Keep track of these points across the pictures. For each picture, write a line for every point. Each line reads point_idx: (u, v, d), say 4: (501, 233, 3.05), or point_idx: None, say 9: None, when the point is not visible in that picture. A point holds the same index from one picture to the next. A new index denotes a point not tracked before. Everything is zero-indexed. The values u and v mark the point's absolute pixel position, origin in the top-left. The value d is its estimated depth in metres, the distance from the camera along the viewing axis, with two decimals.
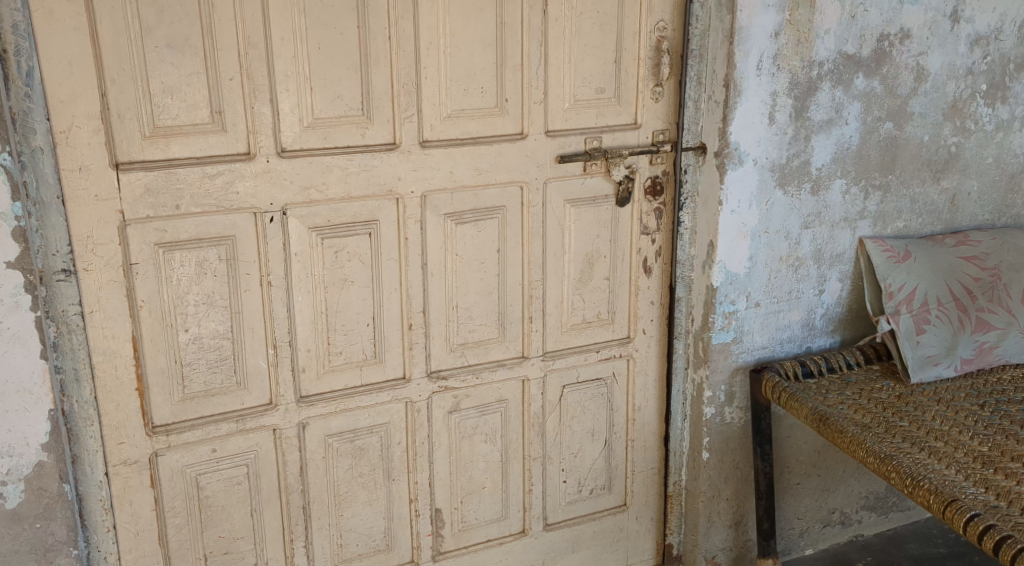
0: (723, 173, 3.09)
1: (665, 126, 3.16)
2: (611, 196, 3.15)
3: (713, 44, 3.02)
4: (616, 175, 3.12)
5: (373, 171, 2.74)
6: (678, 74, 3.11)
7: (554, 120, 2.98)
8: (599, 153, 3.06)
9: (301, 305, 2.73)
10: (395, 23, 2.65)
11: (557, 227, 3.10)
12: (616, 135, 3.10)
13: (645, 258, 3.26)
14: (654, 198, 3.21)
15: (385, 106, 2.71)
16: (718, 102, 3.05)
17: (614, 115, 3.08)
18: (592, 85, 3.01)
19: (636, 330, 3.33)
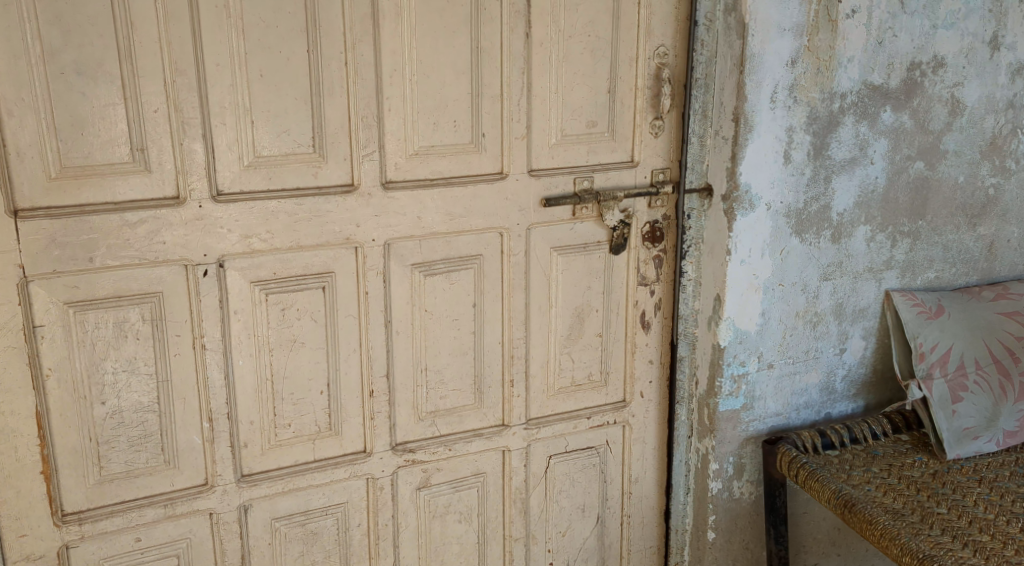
0: (732, 218, 2.72)
1: (665, 165, 2.81)
2: (604, 242, 2.80)
3: (720, 73, 2.66)
4: (610, 220, 2.77)
5: (327, 216, 2.38)
6: (680, 107, 2.76)
7: (539, 157, 2.62)
8: (591, 196, 2.71)
9: (242, 371, 2.36)
10: (352, 46, 2.31)
11: (541, 278, 2.73)
12: (609, 174, 2.74)
13: (643, 312, 2.91)
14: (653, 245, 2.86)
15: (341, 142, 2.35)
16: (726, 139, 2.68)
17: (608, 152, 2.72)
18: (581, 118, 2.65)
19: (633, 393, 2.96)
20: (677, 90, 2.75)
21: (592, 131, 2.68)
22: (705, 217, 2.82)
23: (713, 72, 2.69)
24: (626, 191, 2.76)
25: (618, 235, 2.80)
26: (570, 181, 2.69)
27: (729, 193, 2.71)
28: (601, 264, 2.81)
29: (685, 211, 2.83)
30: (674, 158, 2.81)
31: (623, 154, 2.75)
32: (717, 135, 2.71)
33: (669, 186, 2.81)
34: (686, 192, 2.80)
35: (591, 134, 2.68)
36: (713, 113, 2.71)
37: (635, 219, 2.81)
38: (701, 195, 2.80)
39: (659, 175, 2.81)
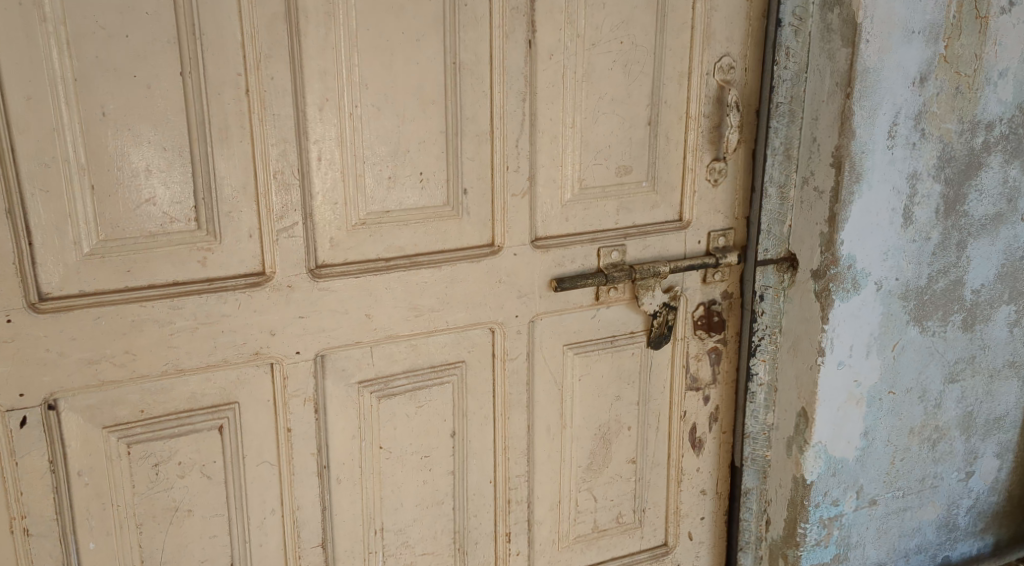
0: (826, 305, 1.91)
1: (726, 225, 2.00)
2: (641, 334, 2.01)
3: (814, 95, 1.84)
4: (648, 306, 1.97)
5: (225, 324, 1.56)
6: (751, 143, 1.94)
7: (547, 220, 1.82)
8: (621, 273, 1.88)
9: (96, 560, 1.56)
10: (258, 64, 1.48)
11: (551, 389, 1.93)
12: (648, 241, 1.93)
13: (694, 426, 2.12)
14: (709, 334, 2.07)
15: (243, 211, 1.53)
16: (821, 192, 1.86)
17: (645, 210, 1.91)
18: (607, 163, 1.84)
19: (679, 536, 2.17)
20: (748, 119, 1.92)
21: (622, 180, 1.87)
22: (785, 300, 2.00)
23: (802, 93, 1.86)
24: (673, 263, 1.95)
25: (659, 323, 2.01)
26: (593, 252, 1.88)
27: (824, 269, 1.89)
28: (634, 364, 2.02)
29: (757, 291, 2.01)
30: (742, 215, 2.00)
31: (666, 212, 1.94)
32: (807, 186, 1.89)
33: (734, 254, 2.00)
34: (759, 266, 1.98)
35: (622, 185, 1.87)
36: (802, 154, 1.89)
37: (682, 300, 2.02)
38: (780, 269, 1.98)
39: (718, 239, 2.00)
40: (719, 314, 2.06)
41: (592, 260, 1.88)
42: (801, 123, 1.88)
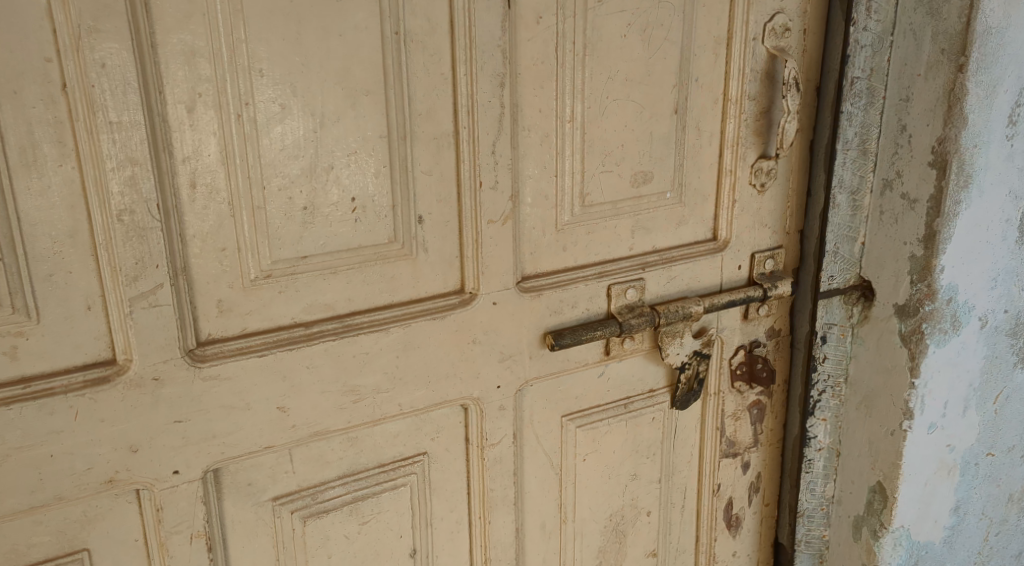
0: (918, 352, 1.41)
1: (775, 243, 1.50)
2: (664, 390, 1.51)
3: (906, 67, 1.33)
4: (674, 357, 1.46)
5: (55, 445, 1.02)
6: (810, 131, 1.42)
7: (535, 253, 1.29)
8: (641, 320, 1.37)
9: None
10: (79, 42, 0.93)
11: (547, 477, 1.42)
12: (674, 271, 1.42)
13: (730, 502, 1.63)
14: (751, 386, 1.58)
15: (72, 273, 0.99)
16: (914, 201, 1.36)
17: (669, 229, 1.41)
18: (618, 170, 1.31)
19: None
20: (809, 100, 1.41)
21: (639, 191, 1.35)
22: (853, 341, 1.51)
23: (886, 63, 1.35)
24: (707, 300, 1.44)
25: (688, 377, 1.50)
26: (601, 291, 1.36)
27: (917, 305, 1.39)
28: (653, 431, 1.52)
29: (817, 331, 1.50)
30: (795, 229, 1.50)
31: (693, 231, 1.43)
32: (893, 192, 1.39)
33: (786, 282, 1.50)
34: (822, 299, 1.48)
35: (638, 199, 1.35)
36: (885, 147, 1.39)
37: (717, 344, 1.52)
38: (848, 302, 1.49)
39: (766, 263, 1.49)
40: (762, 358, 1.56)
41: (598, 302, 1.36)
42: (884, 106, 1.38)
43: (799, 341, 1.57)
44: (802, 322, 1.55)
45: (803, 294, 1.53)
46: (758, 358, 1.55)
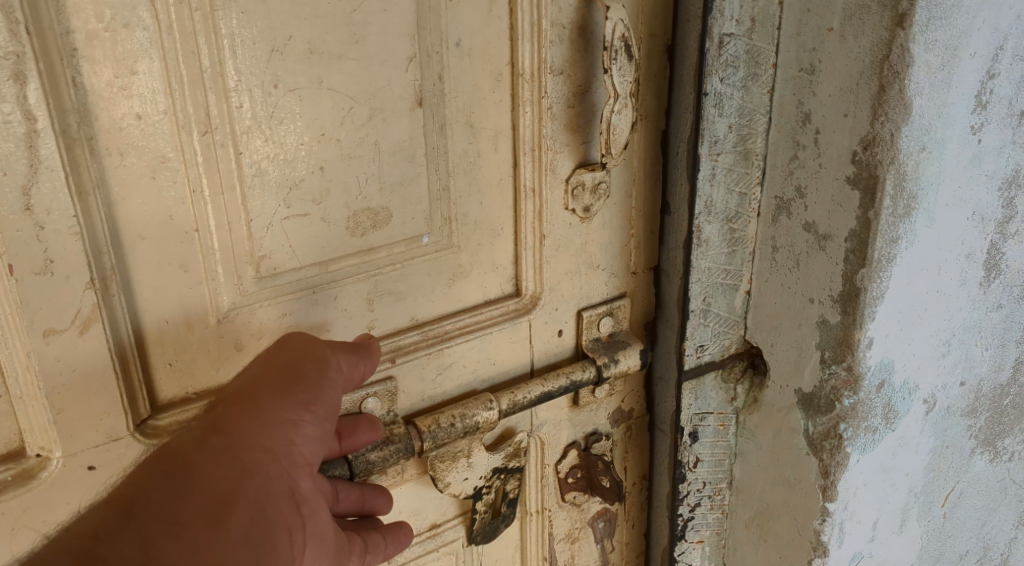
0: (834, 465, 0.91)
1: (613, 292, 0.97)
2: (456, 524, 0.98)
3: (808, 16, 0.81)
4: (461, 486, 0.91)
5: None
6: (661, 121, 0.90)
7: (177, 363, 0.74)
8: (386, 455, 0.82)
9: None
10: None
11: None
12: (448, 359, 0.88)
13: None
14: (591, 495, 1.06)
15: None
16: (825, 236, 0.85)
17: (436, 292, 0.86)
18: (320, 212, 0.75)
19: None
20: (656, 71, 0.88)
21: (368, 240, 0.79)
22: (738, 433, 1.02)
23: (777, 7, 0.82)
24: (506, 400, 0.90)
25: (490, 502, 0.97)
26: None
27: (831, 399, 0.89)
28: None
29: (681, 427, 1.00)
30: (645, 268, 0.98)
31: (480, 285, 0.89)
32: (791, 219, 0.88)
33: (633, 355, 0.97)
34: (687, 381, 0.97)
35: (368, 253, 0.80)
36: (777, 146, 0.87)
37: (534, 447, 1.00)
38: (728, 379, 0.99)
39: (601, 324, 0.97)
40: (605, 459, 1.04)
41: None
42: (774, 80, 0.85)
43: (662, 428, 1.04)
44: (666, 406, 1.02)
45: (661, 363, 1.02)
46: (596, 461, 1.02)
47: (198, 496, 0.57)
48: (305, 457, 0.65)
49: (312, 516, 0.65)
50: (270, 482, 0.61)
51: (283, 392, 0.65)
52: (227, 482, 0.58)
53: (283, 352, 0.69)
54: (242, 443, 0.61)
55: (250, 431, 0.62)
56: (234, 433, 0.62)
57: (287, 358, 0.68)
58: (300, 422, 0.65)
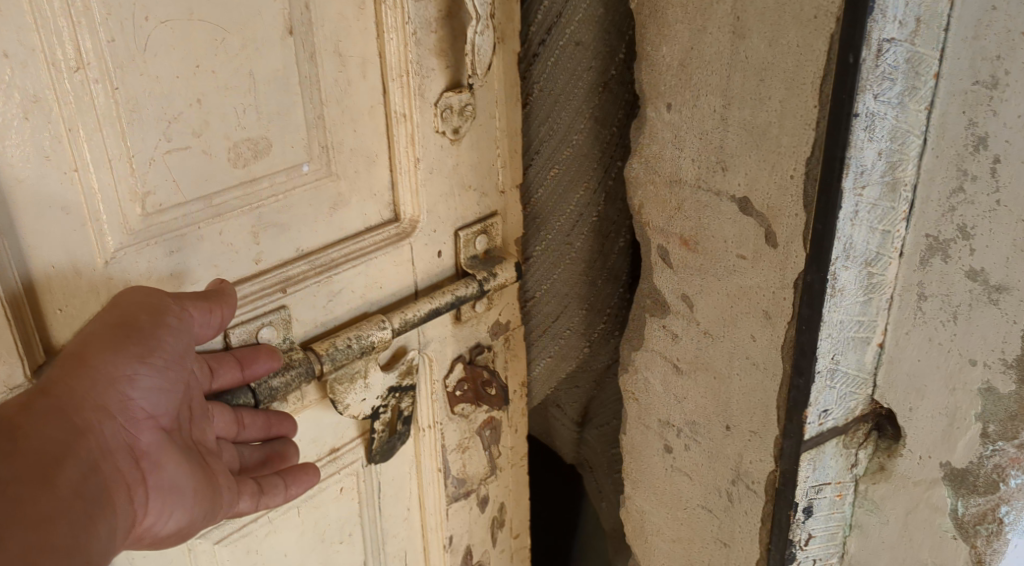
0: (988, 553, 0.87)
1: (486, 210, 1.02)
2: (355, 446, 1.01)
3: (991, 14, 0.71)
4: (359, 407, 0.95)
5: None
6: (766, 142, 0.79)
7: (69, 307, 0.73)
8: (288, 380, 0.85)
9: None
10: None
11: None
12: (339, 286, 0.90)
13: (469, 551, 1.20)
14: (477, 405, 1.11)
15: None
16: (997, 288, 0.77)
17: (321, 221, 0.88)
18: (200, 146, 0.75)
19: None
20: (772, 81, 0.76)
21: (250, 171, 0.80)
22: (857, 505, 0.96)
23: (946, 8, 0.72)
24: (397, 319, 0.93)
25: (388, 420, 1.01)
26: (212, 342, 0.82)
27: (993, 480, 0.84)
28: (343, 506, 1.02)
29: (796, 501, 0.92)
30: (513, 186, 1.04)
31: (360, 212, 0.92)
32: (947, 263, 0.80)
33: (508, 267, 1.03)
34: (807, 451, 0.89)
35: (251, 184, 0.81)
36: (931, 177, 0.78)
37: (423, 366, 1.04)
38: (850, 445, 0.92)
39: (475, 242, 1.02)
40: (489, 369, 1.09)
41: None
42: (932, 95, 0.75)
43: (750, 487, 0.96)
44: (759, 465, 0.93)
45: (748, 414, 0.92)
46: (482, 371, 1.08)
47: (32, 457, 0.64)
48: (145, 409, 0.73)
49: (156, 467, 0.75)
50: (106, 437, 0.70)
51: (120, 347, 0.71)
52: (56, 445, 0.66)
53: (132, 300, 0.72)
54: (76, 405, 0.68)
55: (84, 394, 0.69)
56: (49, 408, 0.67)
57: (146, 302, 0.72)
58: (139, 376, 0.72)
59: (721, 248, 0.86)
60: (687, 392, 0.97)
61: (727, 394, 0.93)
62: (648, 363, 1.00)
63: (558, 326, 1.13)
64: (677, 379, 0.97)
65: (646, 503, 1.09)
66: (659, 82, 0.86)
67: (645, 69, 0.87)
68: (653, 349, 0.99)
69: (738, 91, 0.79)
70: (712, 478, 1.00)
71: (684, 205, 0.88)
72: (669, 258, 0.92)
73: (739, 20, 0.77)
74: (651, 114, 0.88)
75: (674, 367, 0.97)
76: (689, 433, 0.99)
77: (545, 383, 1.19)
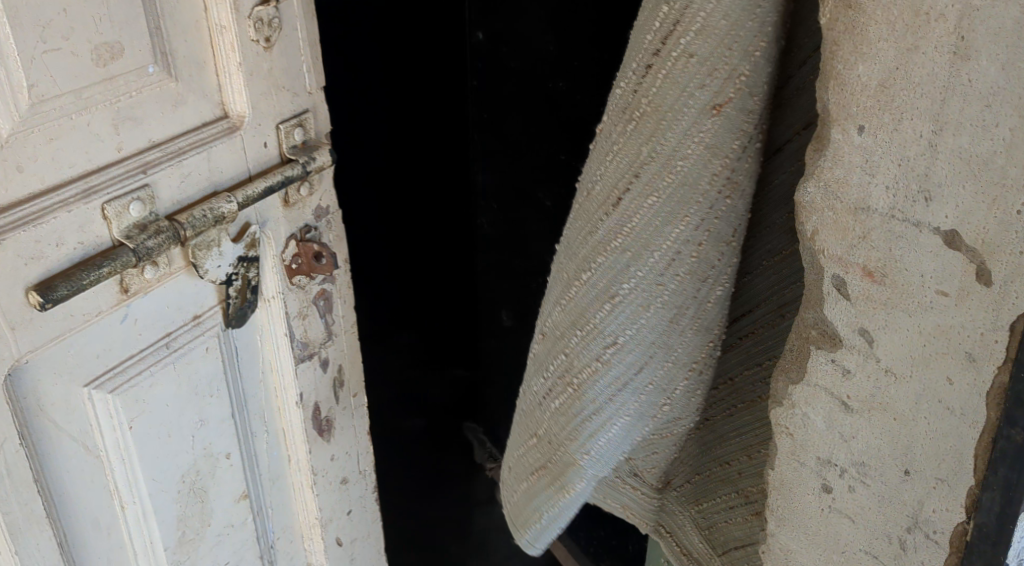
0: None
1: (300, 107, 1.13)
2: (215, 312, 1.12)
3: None
4: (217, 273, 1.07)
5: None
6: (988, 172, 0.58)
7: None
8: (161, 243, 0.96)
9: None
10: None
11: (81, 470, 1.02)
12: (190, 170, 1.00)
13: (317, 407, 1.33)
14: (311, 277, 1.24)
15: None
16: None
17: (167, 115, 0.98)
18: (69, 47, 0.86)
19: (323, 550, 1.43)
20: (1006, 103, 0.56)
21: (110, 72, 0.90)
22: None
23: None
24: (240, 195, 1.05)
25: (239, 289, 1.13)
26: (93, 215, 0.91)
27: None
28: (210, 363, 1.13)
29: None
30: (317, 88, 1.16)
31: (196, 111, 1.02)
32: None
33: (324, 154, 1.16)
34: None
35: (111, 83, 0.91)
36: None
37: (264, 244, 1.15)
38: None
39: (294, 134, 1.13)
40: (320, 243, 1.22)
41: (94, 232, 0.92)
42: None
43: (933, 537, 0.70)
44: (947, 514, 0.68)
45: (935, 458, 0.67)
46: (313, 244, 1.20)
47: None
48: None
49: None
50: None
51: None
52: None
53: None
54: None
55: None
56: None
57: None
58: None
59: (915, 284, 0.63)
60: (858, 429, 0.71)
61: (911, 440, 0.68)
62: (810, 399, 0.73)
63: (621, 392, 0.77)
64: (847, 418, 0.71)
65: (792, 545, 0.80)
66: (849, 104, 0.63)
67: (829, 88, 0.63)
68: (815, 383, 0.72)
69: (958, 117, 0.58)
70: (881, 521, 0.72)
71: (871, 235, 0.64)
72: (847, 289, 0.67)
73: (964, 40, 0.56)
74: (835, 137, 0.64)
75: (843, 404, 0.71)
76: (856, 473, 0.72)
77: (598, 467, 0.82)
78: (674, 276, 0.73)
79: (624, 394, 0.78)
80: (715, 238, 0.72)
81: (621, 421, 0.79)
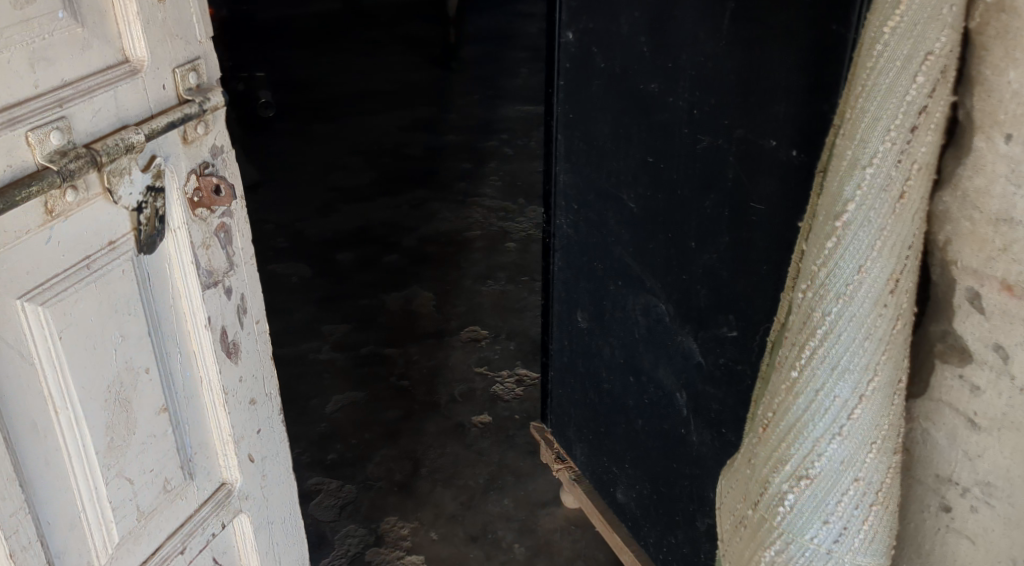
0: None
1: (192, 53, 1.02)
2: (128, 239, 0.96)
3: None
4: (130, 203, 0.94)
5: None
6: None
7: None
8: (81, 164, 0.86)
9: None
10: None
11: (6, 372, 0.85)
12: (99, 102, 0.90)
13: (223, 332, 1.11)
14: (212, 210, 1.06)
15: None
16: None
17: (65, 46, 0.87)
18: None
19: (238, 465, 1.16)
20: None
21: (29, 15, 0.82)
22: None
23: None
24: (146, 128, 0.93)
25: (149, 219, 0.98)
26: (16, 142, 0.81)
27: None
28: (128, 282, 0.97)
29: None
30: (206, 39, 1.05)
31: (100, 56, 0.91)
32: None
33: (216, 95, 1.04)
34: None
35: (31, 26, 0.83)
36: None
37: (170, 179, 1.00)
38: None
39: (190, 78, 1.01)
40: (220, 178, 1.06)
41: (20, 157, 0.82)
42: None
43: None
44: None
45: None
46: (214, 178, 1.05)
47: None
48: None
49: None
50: None
51: None
52: None
53: None
54: None
55: None
56: None
57: None
58: None
59: None
60: (985, 448, 0.77)
61: None
62: (931, 414, 0.80)
63: (841, 407, 0.69)
64: (972, 435, 0.77)
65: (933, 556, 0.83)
66: (997, 110, 0.69)
67: (976, 92, 0.70)
68: (943, 400, 0.79)
69: None
70: (1009, 546, 0.77)
71: (1012, 247, 0.71)
72: (981, 302, 0.74)
73: None
74: (979, 145, 0.71)
75: (970, 420, 0.77)
76: (981, 492, 0.78)
77: (812, 459, 0.71)
78: (882, 272, 0.67)
79: (839, 380, 0.69)
80: (903, 241, 0.67)
81: (844, 437, 0.69)
